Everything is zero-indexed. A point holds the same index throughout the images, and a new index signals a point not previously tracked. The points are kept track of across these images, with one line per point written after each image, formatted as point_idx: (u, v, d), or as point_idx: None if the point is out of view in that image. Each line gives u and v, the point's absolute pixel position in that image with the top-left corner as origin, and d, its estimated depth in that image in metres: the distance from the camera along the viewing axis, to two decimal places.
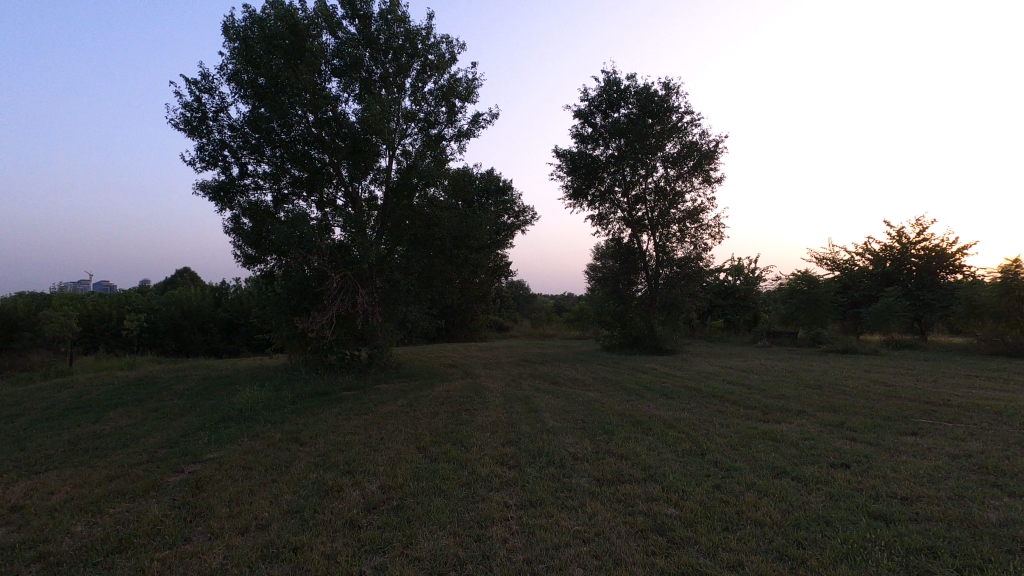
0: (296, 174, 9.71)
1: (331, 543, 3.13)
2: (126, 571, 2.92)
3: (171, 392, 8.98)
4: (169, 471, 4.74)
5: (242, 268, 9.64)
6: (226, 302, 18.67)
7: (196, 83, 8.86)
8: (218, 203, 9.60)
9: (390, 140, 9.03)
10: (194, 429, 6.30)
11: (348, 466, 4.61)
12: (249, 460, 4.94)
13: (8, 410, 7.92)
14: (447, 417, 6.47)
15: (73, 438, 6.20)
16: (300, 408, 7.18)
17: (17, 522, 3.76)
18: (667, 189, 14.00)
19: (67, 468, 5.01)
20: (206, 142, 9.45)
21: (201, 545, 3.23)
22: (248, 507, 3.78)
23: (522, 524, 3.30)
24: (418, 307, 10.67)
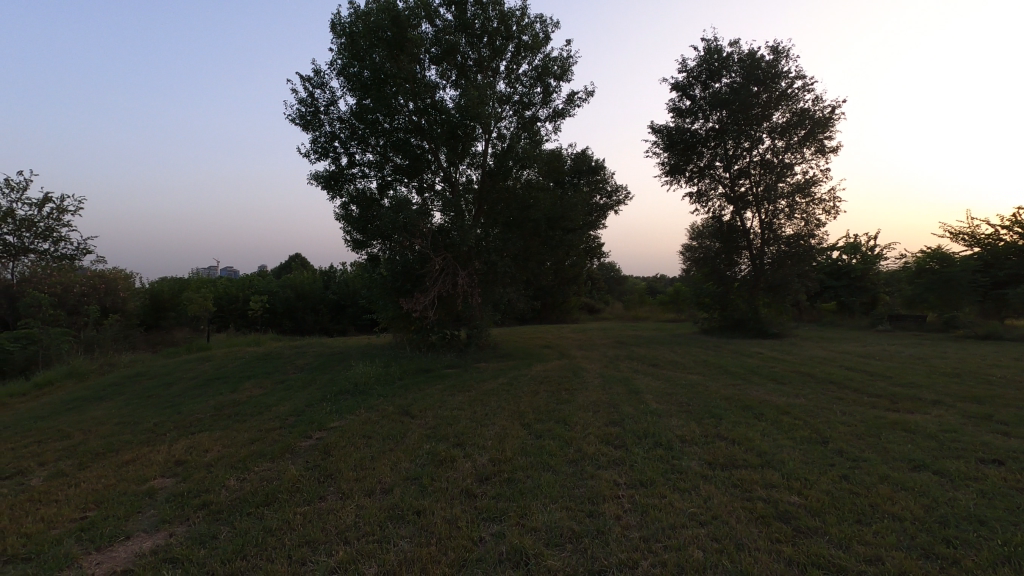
0: (398, 162, 10.15)
1: (451, 509, 3.31)
2: (275, 522, 3.27)
3: (294, 366, 9.84)
4: (300, 437, 5.22)
5: (352, 252, 10.27)
6: (335, 285, 20.09)
7: (309, 79, 9.47)
8: (330, 191, 10.28)
9: (487, 123, 9.15)
10: (317, 400, 6.88)
11: (458, 439, 4.84)
12: (367, 429, 5.32)
13: (164, 380, 9.09)
14: (548, 396, 6.57)
15: (218, 404, 7.02)
16: (407, 384, 7.60)
17: (183, 474, 4.34)
18: (774, 161, 13.06)
19: (216, 430, 5.69)
20: (318, 134, 10.11)
21: (336, 503, 3.54)
22: (371, 472, 4.08)
23: (635, 503, 3.30)
24: (515, 289, 10.84)
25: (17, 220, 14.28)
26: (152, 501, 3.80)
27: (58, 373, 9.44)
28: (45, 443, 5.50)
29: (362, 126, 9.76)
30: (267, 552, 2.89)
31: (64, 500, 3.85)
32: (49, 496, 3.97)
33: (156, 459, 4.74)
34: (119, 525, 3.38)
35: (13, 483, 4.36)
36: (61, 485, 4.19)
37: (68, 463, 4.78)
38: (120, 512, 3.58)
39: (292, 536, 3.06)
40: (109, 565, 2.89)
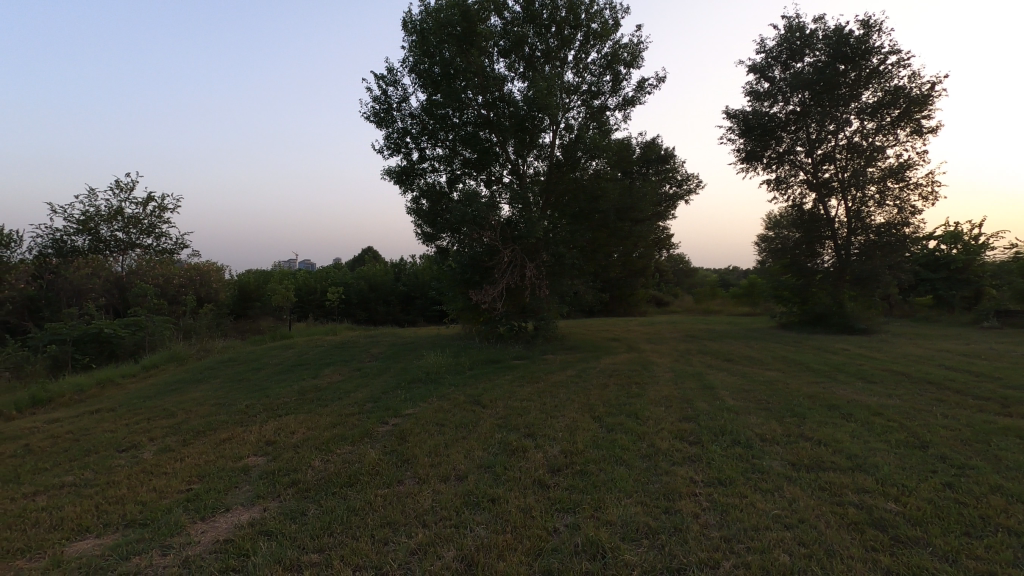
0: (467, 156, 10.29)
1: (525, 499, 3.34)
2: (357, 502, 3.44)
3: (368, 355, 10.25)
4: (378, 423, 5.43)
5: (423, 244, 10.55)
6: (405, 277, 20.73)
7: (382, 78, 9.77)
8: (402, 186, 10.59)
9: (556, 114, 9.08)
10: (391, 387, 7.14)
11: (529, 429, 4.87)
12: (440, 417, 5.46)
13: (252, 365, 9.73)
14: (617, 389, 6.49)
15: (301, 389, 7.44)
16: (477, 374, 7.73)
17: (272, 453, 4.64)
18: (863, 144, 12.16)
19: (300, 413, 6.04)
20: (391, 131, 10.43)
21: (413, 487, 3.67)
22: (446, 459, 4.18)
23: (714, 501, 3.20)
24: (583, 281, 10.75)
25: (125, 218, 15.72)
26: (247, 477, 4.09)
27: (162, 357, 10.35)
28: (154, 421, 6.04)
29: (433, 121, 9.97)
30: (351, 530, 3.04)
31: (172, 473, 4.22)
32: (159, 468, 4.37)
33: (248, 438, 5.10)
34: (220, 498, 3.67)
35: (128, 455, 4.82)
36: (169, 459, 4.60)
37: (173, 439, 5.24)
38: (220, 486, 3.87)
39: (374, 517, 3.20)
40: (213, 534, 3.14)
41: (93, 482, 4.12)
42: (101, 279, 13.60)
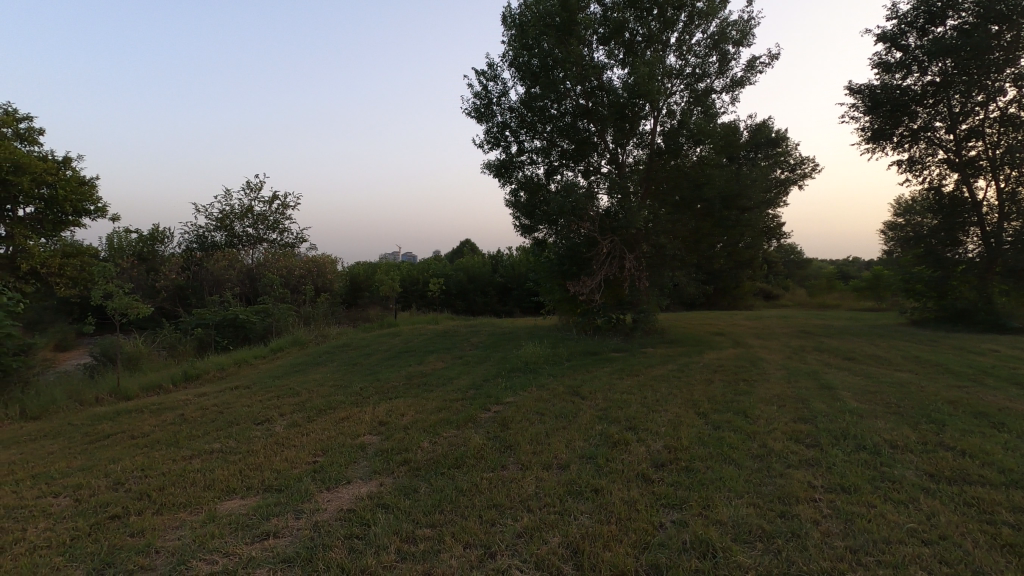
0: (565, 147, 10.24)
1: (628, 491, 3.32)
2: (464, 483, 3.60)
3: (469, 344, 10.60)
4: (480, 409, 5.63)
5: (521, 236, 10.67)
6: (502, 269, 21.14)
7: (483, 73, 9.97)
8: (501, 179, 10.77)
9: (658, 99, 8.77)
10: (492, 376, 7.35)
11: (630, 423, 4.81)
12: (540, 406, 5.54)
13: (363, 351, 10.44)
14: (723, 385, 6.21)
15: (408, 374, 7.87)
16: (575, 366, 7.74)
17: (385, 433, 4.96)
18: (1021, 116, 10.56)
19: (409, 397, 6.40)
20: (491, 125, 10.64)
21: (517, 473, 3.77)
22: (548, 447, 4.24)
23: (837, 509, 2.98)
24: (684, 272, 10.36)
25: (254, 215, 17.41)
26: (364, 454, 4.41)
27: (287, 342, 11.40)
28: (282, 398, 6.68)
29: (532, 113, 10.02)
30: (461, 510, 3.19)
31: (300, 446, 4.65)
32: (289, 441, 4.83)
33: (364, 418, 5.49)
34: (342, 471, 4.00)
35: (263, 428, 5.39)
36: (297, 434, 5.07)
37: (299, 416, 5.77)
38: (342, 460, 4.22)
39: (480, 498, 3.33)
40: (336, 503, 3.43)
41: (236, 450, 4.65)
42: (235, 270, 15.20)
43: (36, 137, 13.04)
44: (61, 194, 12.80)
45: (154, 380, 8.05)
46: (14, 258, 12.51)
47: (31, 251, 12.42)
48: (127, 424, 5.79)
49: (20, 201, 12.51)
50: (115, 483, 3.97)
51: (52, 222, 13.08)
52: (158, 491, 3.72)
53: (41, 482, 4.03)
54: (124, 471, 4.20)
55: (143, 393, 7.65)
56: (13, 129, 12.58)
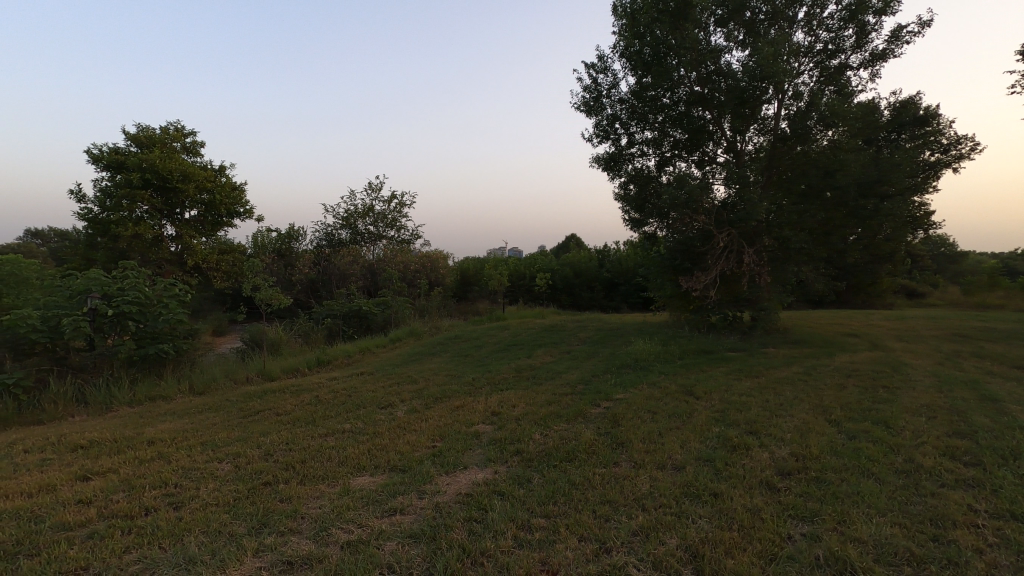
0: (678, 137, 9.85)
1: (751, 498, 3.15)
2: (576, 477, 3.62)
3: (576, 339, 10.60)
4: (590, 404, 5.61)
5: (630, 230, 10.43)
6: (608, 264, 20.65)
7: (592, 66, 9.86)
8: (610, 172, 10.61)
9: (784, 81, 8.13)
10: (601, 371, 7.29)
11: (750, 426, 4.54)
12: (652, 404, 5.42)
13: (474, 343, 10.84)
14: (859, 391, 5.66)
15: (517, 366, 8.05)
16: (688, 364, 7.44)
17: (498, 423, 5.12)
18: None
19: (519, 389, 6.55)
20: (600, 118, 10.49)
21: (630, 470, 3.73)
22: (662, 446, 4.14)
23: (1005, 538, 2.61)
24: (812, 267, 9.54)
25: (375, 214, 18.70)
26: (479, 442, 4.59)
27: (404, 333, 12.13)
28: (402, 385, 7.14)
29: (643, 104, 9.75)
30: (574, 503, 3.21)
31: (419, 430, 4.95)
32: (410, 426, 5.15)
33: (477, 407, 5.71)
34: (459, 457, 4.20)
35: (387, 412, 5.81)
36: (416, 419, 5.40)
37: (418, 403, 6.13)
38: (458, 446, 4.43)
39: (593, 493, 3.34)
40: (455, 487, 3.62)
41: (364, 431, 5.06)
42: (359, 265, 16.40)
43: (198, 149, 14.97)
44: (218, 199, 14.58)
45: (293, 363, 8.97)
46: (182, 254, 14.53)
47: (195, 249, 14.35)
48: (273, 402, 6.52)
49: (186, 205, 14.48)
50: (266, 454, 4.49)
51: (210, 223, 14.96)
52: (300, 464, 4.15)
53: (209, 449, 4.67)
54: (272, 444, 4.74)
55: (284, 375, 8.55)
56: (180, 142, 14.54)
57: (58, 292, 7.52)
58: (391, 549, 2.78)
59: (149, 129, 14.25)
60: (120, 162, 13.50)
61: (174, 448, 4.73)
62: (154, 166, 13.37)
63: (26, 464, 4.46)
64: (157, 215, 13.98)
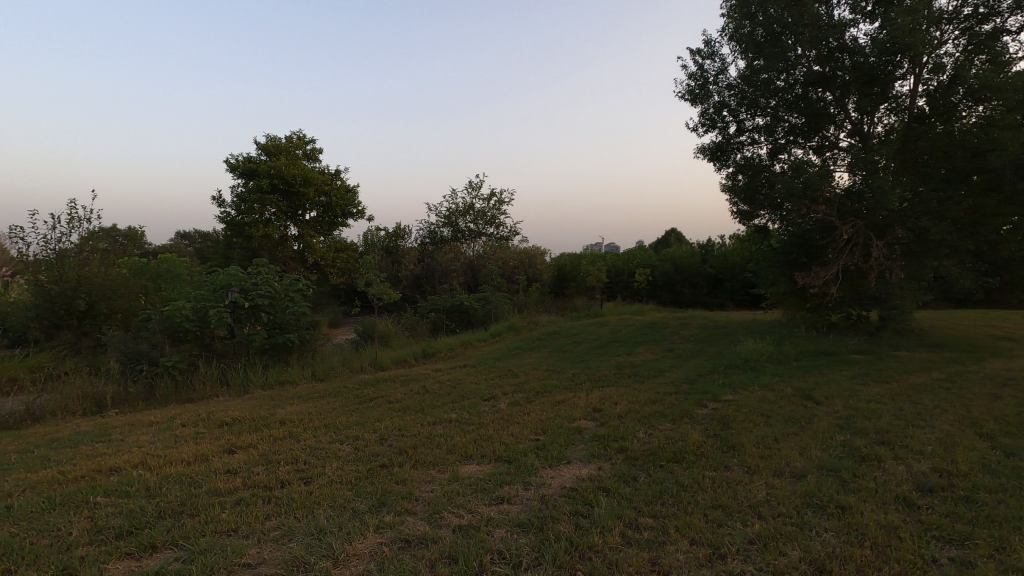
0: (794, 122, 9.17)
1: (886, 515, 2.87)
2: (684, 478, 3.51)
3: (679, 336, 10.23)
4: (697, 405, 5.40)
5: (738, 224, 9.87)
6: (712, 258, 19.63)
7: (699, 52, 9.42)
8: (717, 163, 10.10)
9: (923, 52, 7.28)
10: (707, 371, 6.98)
11: (882, 436, 4.13)
12: (765, 408, 5.10)
13: (573, 338, 10.81)
14: (1018, 403, 4.94)
15: (618, 363, 7.91)
16: (806, 366, 6.91)
17: (601, 419, 5.08)
18: None
19: (620, 386, 6.45)
20: (707, 106, 10.01)
21: (743, 475, 3.54)
22: (778, 452, 3.89)
23: None
24: (955, 261, 8.45)
25: (474, 211, 19.28)
26: (581, 438, 4.58)
27: (504, 328, 12.37)
28: (503, 379, 7.29)
29: (755, 88, 9.16)
30: (684, 505, 3.12)
31: (523, 423, 5.03)
32: (513, 418, 5.26)
33: (578, 403, 5.70)
34: (563, 451, 4.23)
35: (490, 404, 5.97)
36: (519, 412, 5.50)
37: (520, 396, 6.25)
38: (561, 441, 4.46)
39: (704, 496, 3.21)
40: (560, 480, 3.65)
41: (470, 421, 5.24)
42: (460, 262, 16.95)
43: (317, 155, 16.24)
44: (333, 201, 15.75)
45: (402, 355, 9.49)
46: (303, 253, 15.87)
47: (315, 247, 15.61)
48: (384, 391, 6.94)
49: (307, 207, 15.78)
50: (381, 438, 4.80)
51: (328, 223, 16.20)
52: (413, 449, 4.40)
53: (332, 431, 5.08)
54: (387, 429, 5.05)
55: (394, 366, 9.08)
56: (302, 150, 15.85)
57: (205, 286, 8.52)
58: (501, 536, 2.87)
59: (276, 138, 15.70)
60: (253, 170, 14.99)
61: (302, 429, 5.20)
62: (280, 172, 14.72)
63: (184, 436, 5.11)
64: (283, 217, 15.38)
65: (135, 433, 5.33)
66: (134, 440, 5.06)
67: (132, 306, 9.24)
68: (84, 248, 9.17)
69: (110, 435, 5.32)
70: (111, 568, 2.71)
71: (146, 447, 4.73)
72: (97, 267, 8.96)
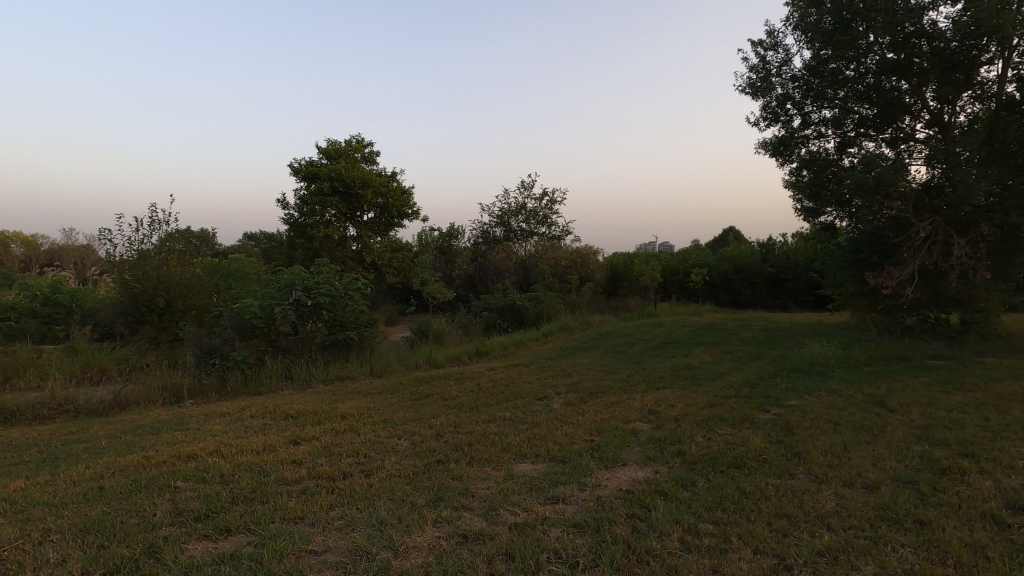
0: (864, 114, 8.69)
1: (971, 532, 2.68)
2: (746, 485, 3.40)
3: (738, 338, 9.90)
4: (758, 409, 5.21)
5: (803, 222, 9.45)
6: (773, 257, 18.84)
7: (761, 43, 9.07)
8: (779, 158, 9.70)
9: (1013, 34, 6.72)
10: (769, 375, 6.72)
11: (966, 448, 3.85)
12: (833, 414, 4.86)
13: (626, 339, 10.65)
14: None
15: (674, 365, 7.74)
16: (878, 372, 6.53)
17: (657, 422, 4.99)
18: None
19: (677, 388, 6.30)
20: (769, 100, 9.64)
21: (809, 484, 3.39)
22: (848, 462, 3.70)
23: None
24: None
25: (527, 211, 19.34)
26: (637, 439, 4.52)
27: (556, 327, 12.34)
28: (557, 379, 7.27)
29: (822, 79, 8.73)
30: (746, 512, 3.02)
31: (577, 423, 5.02)
32: (567, 418, 5.25)
33: (633, 404, 5.62)
34: (618, 453, 4.18)
35: (544, 404, 5.98)
36: (573, 412, 5.48)
37: (574, 396, 6.22)
38: (616, 442, 4.41)
39: (767, 504, 3.10)
40: (615, 482, 3.62)
41: (524, 420, 5.27)
42: (512, 262, 17.03)
43: (375, 158, 16.73)
44: (390, 203, 16.19)
45: (456, 353, 9.64)
46: (362, 253, 16.39)
47: (373, 247, 16.10)
48: (440, 388, 7.08)
49: (365, 208, 16.29)
50: (437, 434, 4.90)
51: (385, 223, 16.66)
52: (468, 446, 4.47)
53: (391, 426, 5.23)
54: (442, 426, 5.15)
55: (448, 364, 9.25)
56: (361, 153, 16.37)
57: (272, 285, 8.96)
58: (557, 535, 2.87)
59: (336, 142, 16.27)
60: (315, 173, 15.61)
61: (362, 423, 5.37)
62: (340, 175, 15.26)
63: (253, 427, 5.38)
64: (343, 218, 15.93)
65: (209, 423, 5.67)
66: (209, 429, 5.39)
67: (206, 303, 9.82)
68: (163, 249, 9.83)
69: (187, 424, 5.67)
70: (192, 548, 2.90)
71: (219, 437, 5.02)
72: (175, 266, 9.58)
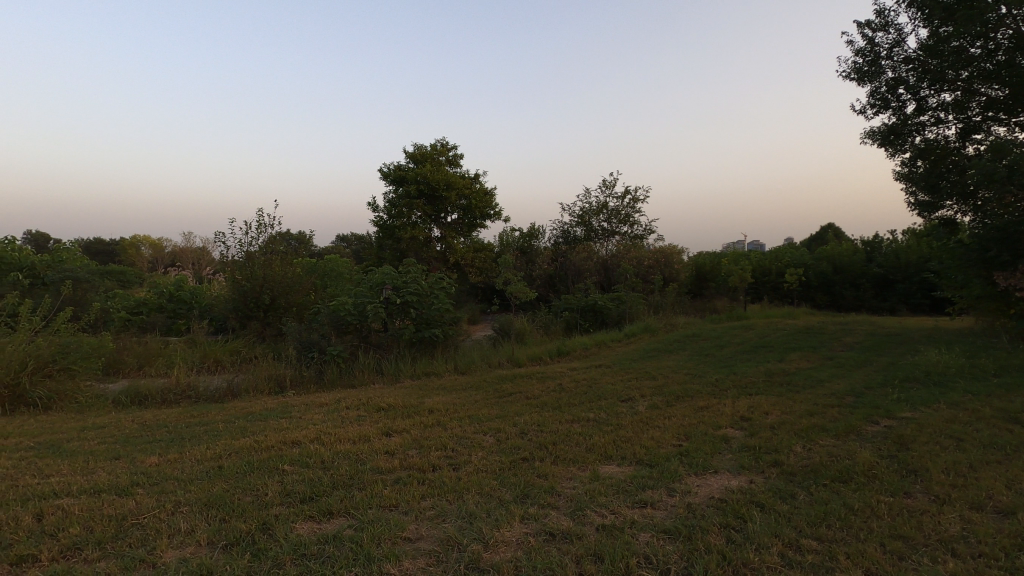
0: (993, 96, 7.78)
1: None
2: (854, 501, 3.16)
3: (840, 343, 9.19)
4: (866, 421, 4.82)
5: (917, 217, 8.62)
6: (880, 256, 17.31)
7: (869, 24, 8.37)
8: (890, 148, 8.91)
9: None
10: (877, 384, 6.18)
11: None
12: (956, 429, 4.40)
13: (714, 342, 10.22)
14: None
15: (768, 370, 7.32)
16: (1010, 384, 5.82)
17: (750, 429, 4.75)
18: None
19: (772, 395, 5.96)
20: (878, 85, 8.88)
21: (929, 504, 3.09)
22: (975, 482, 3.33)
23: None
24: None
25: (608, 210, 19.06)
26: (728, 447, 4.32)
27: (639, 329, 12.05)
28: (641, 381, 7.11)
29: (941, 59, 7.90)
30: (855, 530, 2.81)
31: (664, 427, 4.88)
32: (653, 421, 5.12)
33: (724, 410, 5.38)
34: (709, 459, 4.02)
35: (629, 405, 5.87)
36: (659, 415, 5.33)
37: (659, 399, 6.05)
38: (706, 448, 4.24)
39: (879, 523, 2.86)
40: (707, 489, 3.49)
41: (608, 422, 5.19)
42: (593, 261, 16.84)
43: (458, 160, 17.19)
44: (473, 204, 16.57)
45: (537, 352, 9.69)
46: (445, 253, 16.88)
47: (456, 248, 16.54)
48: (522, 386, 7.15)
49: (449, 210, 16.77)
50: (521, 432, 4.95)
51: (467, 224, 17.07)
52: (553, 445, 4.48)
53: (476, 422, 5.35)
54: (527, 424, 5.20)
55: (530, 363, 9.32)
56: (445, 156, 16.89)
57: (365, 284, 9.46)
58: (646, 540, 2.81)
59: (422, 146, 16.89)
60: (402, 176, 16.30)
61: (448, 418, 5.55)
62: (426, 178, 15.84)
63: (348, 418, 5.71)
64: (428, 220, 16.51)
65: (310, 412, 6.08)
66: (309, 418, 5.78)
67: (305, 300, 10.53)
68: (269, 250, 10.65)
69: (291, 412, 6.12)
70: (299, 527, 3.13)
71: (318, 425, 5.37)
72: (278, 266, 10.35)
